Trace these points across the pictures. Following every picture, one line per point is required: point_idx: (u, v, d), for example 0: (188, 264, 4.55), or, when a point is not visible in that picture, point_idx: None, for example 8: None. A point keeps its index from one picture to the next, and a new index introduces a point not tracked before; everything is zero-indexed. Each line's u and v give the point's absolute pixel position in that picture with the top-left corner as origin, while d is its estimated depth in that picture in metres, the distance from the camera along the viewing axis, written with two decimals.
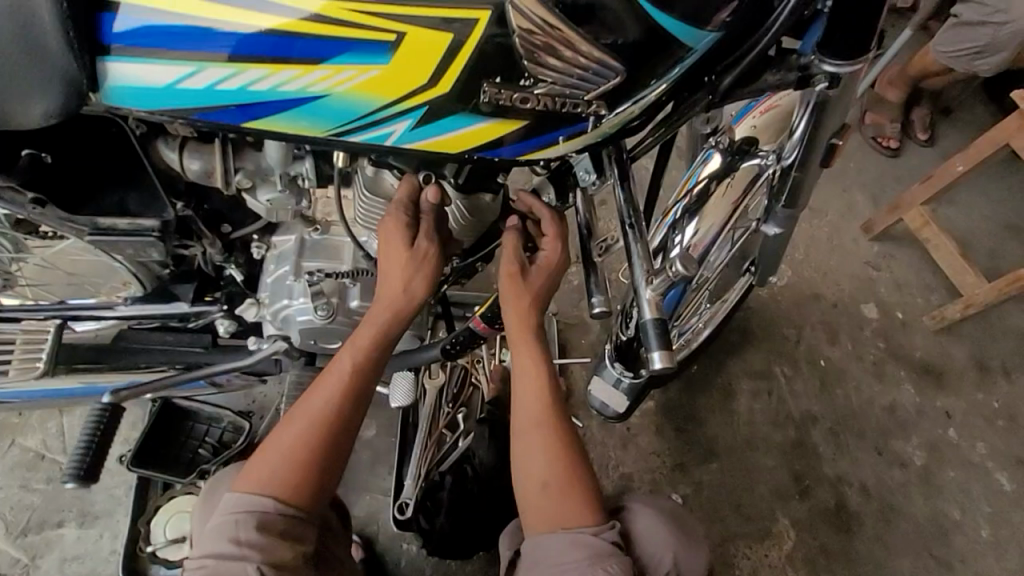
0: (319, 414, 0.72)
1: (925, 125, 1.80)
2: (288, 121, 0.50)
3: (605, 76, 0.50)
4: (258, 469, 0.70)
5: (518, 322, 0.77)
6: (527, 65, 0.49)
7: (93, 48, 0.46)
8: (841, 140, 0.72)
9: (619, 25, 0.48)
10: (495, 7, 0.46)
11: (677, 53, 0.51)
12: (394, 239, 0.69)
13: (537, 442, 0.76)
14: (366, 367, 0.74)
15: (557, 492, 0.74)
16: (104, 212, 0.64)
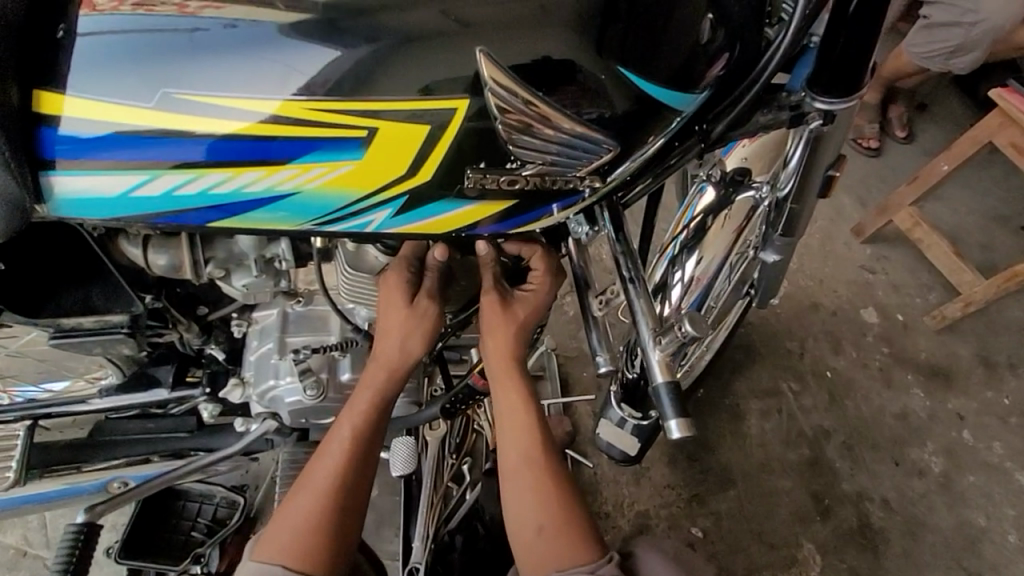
0: (321, 488, 0.67)
1: (903, 123, 1.81)
2: (255, 219, 0.47)
3: (596, 150, 0.50)
4: (265, 539, 0.65)
5: (499, 362, 0.70)
6: (511, 147, 0.47)
7: (34, 162, 0.42)
8: (837, 171, 0.71)
9: (607, 98, 0.48)
10: (473, 96, 0.45)
11: (670, 116, 0.51)
12: (395, 303, 0.65)
13: (527, 483, 0.68)
14: (366, 427, 0.69)
15: (556, 534, 0.65)
16: (66, 313, 0.60)
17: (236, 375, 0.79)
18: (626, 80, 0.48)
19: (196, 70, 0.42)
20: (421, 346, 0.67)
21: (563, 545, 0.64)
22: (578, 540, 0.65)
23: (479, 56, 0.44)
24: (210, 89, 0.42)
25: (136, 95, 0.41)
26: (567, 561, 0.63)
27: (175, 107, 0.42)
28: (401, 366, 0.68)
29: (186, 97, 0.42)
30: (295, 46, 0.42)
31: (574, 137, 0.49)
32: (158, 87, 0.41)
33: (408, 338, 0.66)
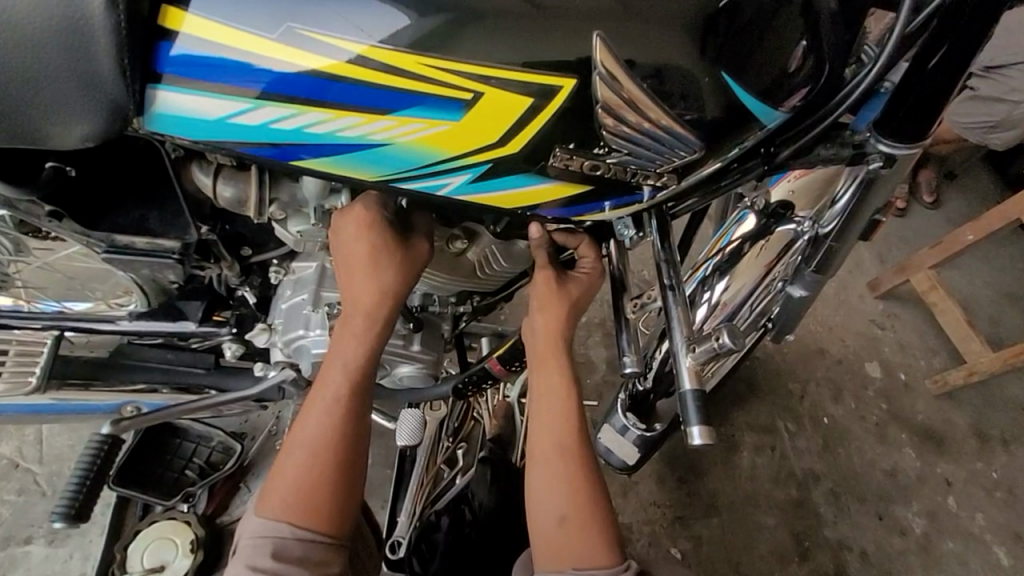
0: (320, 435, 0.65)
1: (931, 188, 1.83)
2: (344, 164, 0.49)
3: (687, 150, 0.51)
4: (273, 492, 0.64)
5: (545, 345, 0.73)
6: (604, 133, 0.49)
7: (145, 75, 0.44)
8: (883, 218, 0.74)
9: (700, 104, 0.49)
10: (581, 75, 0.46)
11: (754, 129, 0.53)
12: (362, 235, 0.61)
13: (554, 473, 0.70)
14: (353, 375, 0.65)
15: (577, 528, 0.68)
16: (122, 229, 0.62)
17: (263, 322, 0.80)
18: (725, 86, 0.49)
19: (318, 8, 0.43)
20: (395, 281, 0.63)
21: (582, 541, 0.67)
22: (597, 541, 0.67)
23: (597, 41, 0.45)
24: (331, 30, 0.43)
25: (260, 24, 0.43)
26: (582, 560, 0.67)
27: (295, 41, 0.43)
28: (375, 307, 0.64)
29: (308, 33, 0.43)
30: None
31: (668, 135, 0.50)
32: (283, 21, 0.43)
33: (379, 273, 0.62)
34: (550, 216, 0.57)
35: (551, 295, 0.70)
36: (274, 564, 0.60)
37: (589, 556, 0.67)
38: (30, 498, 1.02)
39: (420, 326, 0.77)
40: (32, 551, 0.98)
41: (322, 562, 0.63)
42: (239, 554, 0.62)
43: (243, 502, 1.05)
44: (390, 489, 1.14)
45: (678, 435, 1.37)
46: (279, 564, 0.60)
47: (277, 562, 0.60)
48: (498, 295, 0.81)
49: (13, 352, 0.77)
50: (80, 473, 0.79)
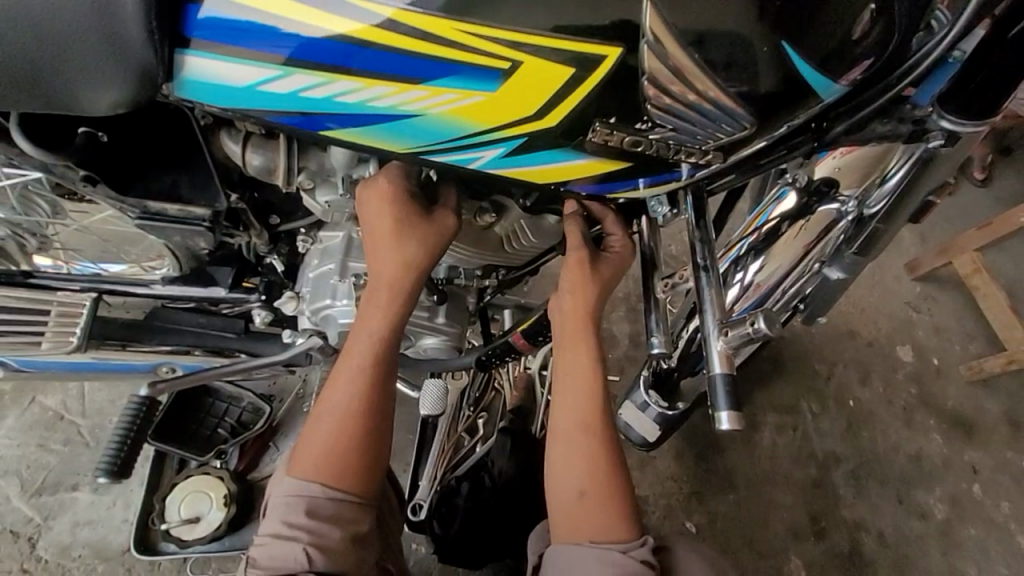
0: (346, 405, 0.66)
1: (983, 164, 1.72)
2: (374, 135, 0.48)
3: (734, 125, 0.48)
4: (303, 456, 0.66)
5: (572, 321, 0.72)
6: (649, 108, 0.46)
7: (172, 39, 0.43)
8: (936, 198, 0.69)
9: (754, 75, 0.46)
10: (627, 44, 0.43)
11: (810, 103, 0.49)
12: (385, 210, 0.59)
13: (578, 448, 0.70)
14: (378, 349, 0.66)
15: (599, 504, 0.69)
16: (152, 195, 0.61)
17: (291, 289, 0.80)
18: (783, 57, 0.46)
19: None
20: (420, 254, 0.62)
21: (602, 516, 0.68)
22: (618, 517, 0.68)
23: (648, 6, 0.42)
24: None
25: None
26: (604, 535, 0.68)
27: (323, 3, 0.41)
28: (400, 283, 0.63)
29: None
30: None
31: (716, 108, 0.47)
32: None
33: (402, 248, 0.61)
34: (583, 192, 0.55)
35: (586, 278, 0.69)
36: (307, 522, 0.63)
37: (609, 532, 0.68)
38: (75, 448, 1.07)
39: (443, 299, 0.77)
40: (78, 497, 1.04)
41: (352, 521, 0.65)
42: (273, 511, 0.64)
43: (273, 460, 1.09)
44: (412, 454, 1.17)
45: (699, 412, 1.36)
46: (313, 522, 0.63)
47: (310, 520, 0.63)
48: (524, 270, 0.79)
49: (55, 311, 0.80)
50: (121, 433, 0.81)
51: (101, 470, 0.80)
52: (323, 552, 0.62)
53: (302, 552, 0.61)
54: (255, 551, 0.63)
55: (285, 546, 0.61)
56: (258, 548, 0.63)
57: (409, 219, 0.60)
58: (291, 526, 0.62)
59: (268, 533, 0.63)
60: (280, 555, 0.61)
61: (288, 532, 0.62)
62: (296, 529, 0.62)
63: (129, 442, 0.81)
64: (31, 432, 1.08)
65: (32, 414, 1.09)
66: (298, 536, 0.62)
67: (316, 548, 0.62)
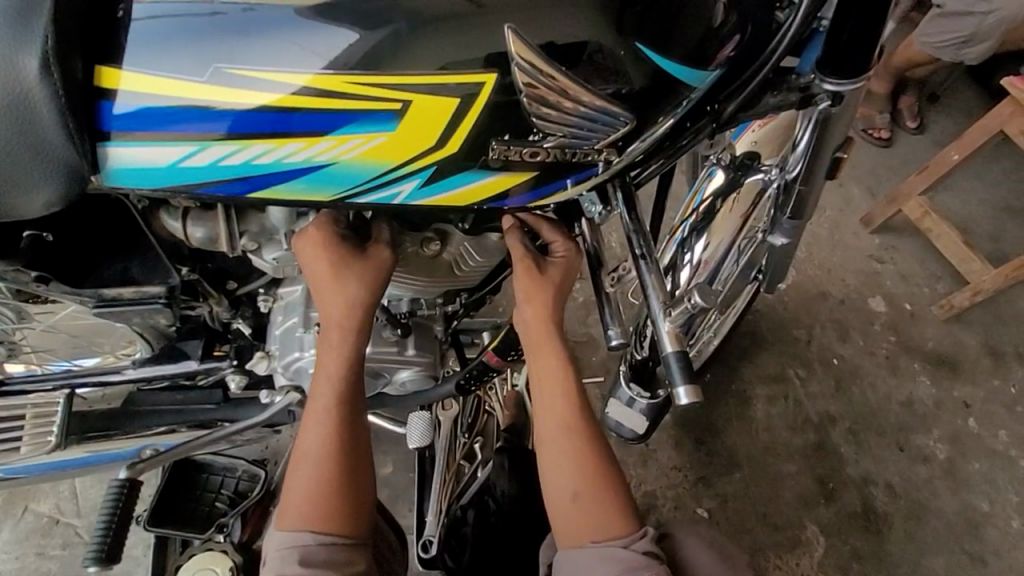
0: (321, 448, 0.67)
1: (914, 114, 1.80)
2: (297, 190, 0.51)
3: (615, 123, 0.52)
4: (289, 505, 0.67)
5: (536, 330, 0.74)
6: (535, 121, 0.50)
7: (93, 134, 0.46)
8: (845, 153, 0.72)
9: (625, 75, 0.50)
10: (500, 69, 0.48)
11: (683, 92, 0.53)
12: (320, 254, 0.62)
13: (563, 452, 0.72)
14: (340, 387, 0.67)
15: (591, 503, 0.70)
16: (107, 283, 0.63)
17: (262, 349, 0.82)
18: (643, 57, 0.50)
19: (243, 46, 0.45)
20: (363, 291, 0.64)
21: (595, 513, 0.69)
22: (610, 511, 0.70)
23: (508, 34, 0.46)
24: (258, 64, 0.45)
25: (190, 69, 0.45)
26: (599, 532, 0.69)
27: (224, 80, 0.45)
28: (350, 321, 0.66)
29: (236, 70, 0.45)
30: (316, 28, 0.45)
31: (596, 112, 0.51)
32: (211, 62, 0.45)
33: (344, 287, 0.64)
34: (507, 207, 0.57)
35: (536, 284, 0.72)
36: (303, 568, 0.63)
37: (603, 527, 0.69)
38: (75, 549, 1.06)
39: (408, 331, 0.79)
40: None
41: (348, 561, 0.65)
42: (269, 566, 0.65)
43: None
44: (414, 492, 1.16)
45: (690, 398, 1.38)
46: (309, 570, 0.63)
47: (306, 569, 0.63)
48: (486, 289, 0.83)
49: (30, 414, 0.80)
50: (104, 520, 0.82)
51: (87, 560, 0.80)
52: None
53: None
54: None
55: None
56: None
57: (345, 258, 0.63)
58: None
59: None
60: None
61: None
62: None
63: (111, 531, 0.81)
64: (28, 542, 1.06)
65: (27, 523, 1.08)
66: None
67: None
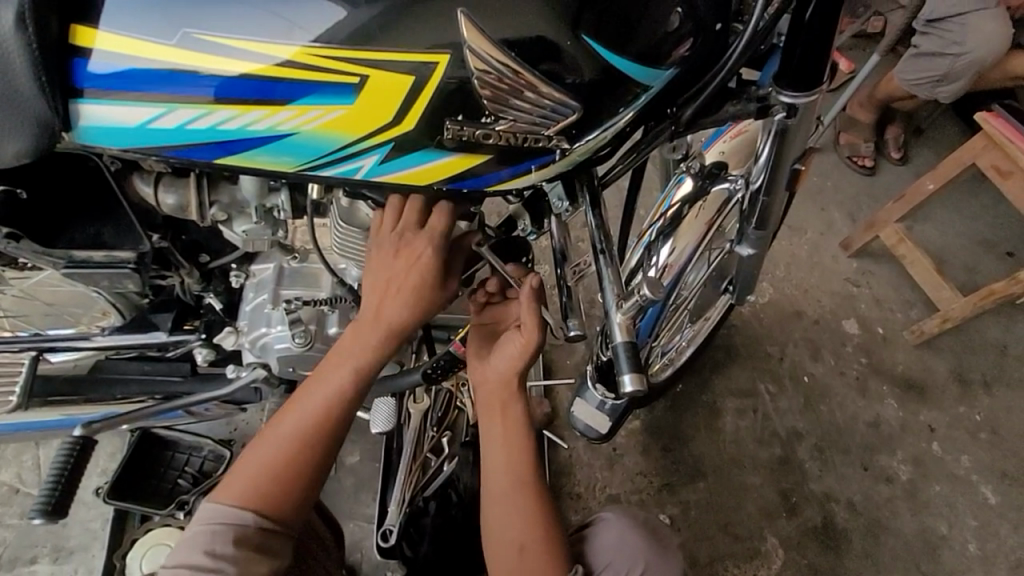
0: (298, 426, 0.69)
1: (897, 145, 1.85)
2: (259, 158, 0.53)
3: (564, 113, 0.55)
4: (236, 479, 0.68)
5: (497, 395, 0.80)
6: (488, 104, 0.53)
7: (65, 91, 0.48)
8: (803, 166, 0.74)
9: (575, 67, 0.53)
10: (453, 51, 0.50)
11: (633, 89, 0.56)
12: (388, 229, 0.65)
13: (517, 505, 0.76)
14: (331, 391, 0.70)
15: (534, 558, 0.73)
16: (78, 244, 0.65)
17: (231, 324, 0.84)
18: (590, 50, 0.52)
19: (209, 13, 0.47)
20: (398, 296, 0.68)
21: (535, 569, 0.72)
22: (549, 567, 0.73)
23: (461, 19, 0.49)
24: (224, 31, 0.47)
25: (157, 32, 0.47)
26: None
27: (192, 45, 0.47)
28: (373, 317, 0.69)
29: (203, 36, 0.47)
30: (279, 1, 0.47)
31: (547, 101, 0.53)
32: (179, 27, 0.47)
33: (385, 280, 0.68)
34: (467, 189, 0.59)
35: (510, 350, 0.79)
36: (233, 548, 0.64)
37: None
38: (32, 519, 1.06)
39: None
40: (38, 570, 1.02)
41: (274, 547, 0.67)
42: (194, 542, 0.65)
43: None
44: (379, 482, 1.17)
45: (661, 406, 1.40)
46: (238, 552, 0.64)
47: (236, 550, 0.64)
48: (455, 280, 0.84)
49: None
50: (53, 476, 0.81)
51: (35, 512, 0.80)
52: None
53: None
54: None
55: None
56: None
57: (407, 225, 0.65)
58: (215, 557, 0.63)
59: (185, 565, 0.63)
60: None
61: (211, 563, 0.63)
62: (219, 560, 0.63)
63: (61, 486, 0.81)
64: None
65: None
66: (221, 567, 0.63)
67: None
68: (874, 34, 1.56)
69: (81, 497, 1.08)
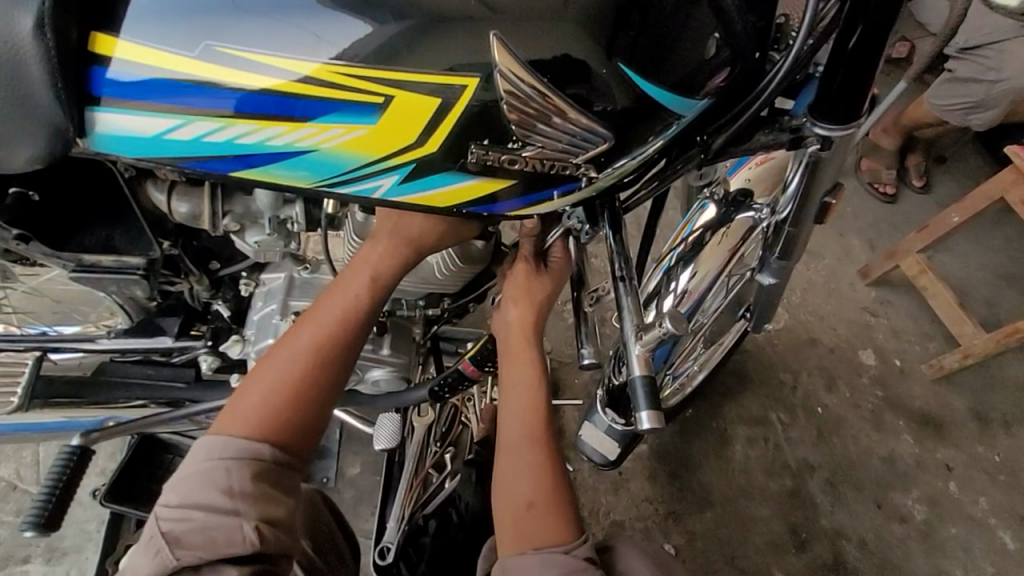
0: (309, 341, 0.65)
1: (920, 173, 1.81)
2: (276, 172, 0.51)
3: (594, 141, 0.53)
4: (243, 398, 0.64)
5: (516, 338, 0.75)
6: (516, 129, 0.51)
7: (82, 98, 0.47)
8: (834, 199, 0.72)
9: (607, 94, 0.51)
10: (483, 73, 0.48)
11: (666, 117, 0.54)
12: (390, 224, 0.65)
13: (525, 459, 0.72)
14: (347, 325, 0.66)
15: (544, 512, 0.70)
16: (88, 249, 0.64)
17: (238, 332, 0.82)
18: (625, 76, 0.51)
19: (233, 26, 0.46)
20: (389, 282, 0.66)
21: (545, 524, 0.69)
22: (558, 520, 0.70)
23: (493, 41, 0.47)
24: (247, 45, 0.46)
25: (179, 43, 0.46)
26: (542, 540, 0.68)
27: (213, 58, 0.46)
28: (388, 249, 0.65)
29: (225, 49, 0.46)
30: (306, 18, 0.46)
31: (577, 127, 0.52)
32: (201, 39, 0.46)
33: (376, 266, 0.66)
34: (486, 213, 0.57)
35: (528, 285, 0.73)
36: (251, 485, 0.60)
37: (547, 534, 0.68)
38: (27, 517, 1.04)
39: (385, 330, 0.84)
40: (30, 570, 1.01)
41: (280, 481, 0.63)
42: (205, 479, 0.60)
43: None
44: (378, 496, 1.14)
45: (669, 430, 1.36)
46: (255, 487, 0.60)
47: (253, 485, 0.60)
48: (468, 297, 0.83)
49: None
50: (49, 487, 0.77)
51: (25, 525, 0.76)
52: (273, 525, 0.61)
53: (249, 525, 0.59)
54: (173, 527, 0.59)
55: (223, 520, 0.58)
56: (181, 520, 0.59)
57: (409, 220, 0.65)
58: (233, 497, 0.59)
59: (199, 504, 0.59)
60: (221, 536, 0.58)
61: (228, 503, 0.59)
62: (237, 500, 0.59)
63: (56, 497, 0.77)
64: None
65: None
66: (241, 508, 0.59)
67: (264, 523, 0.60)
68: (902, 60, 1.54)
69: (78, 497, 1.07)
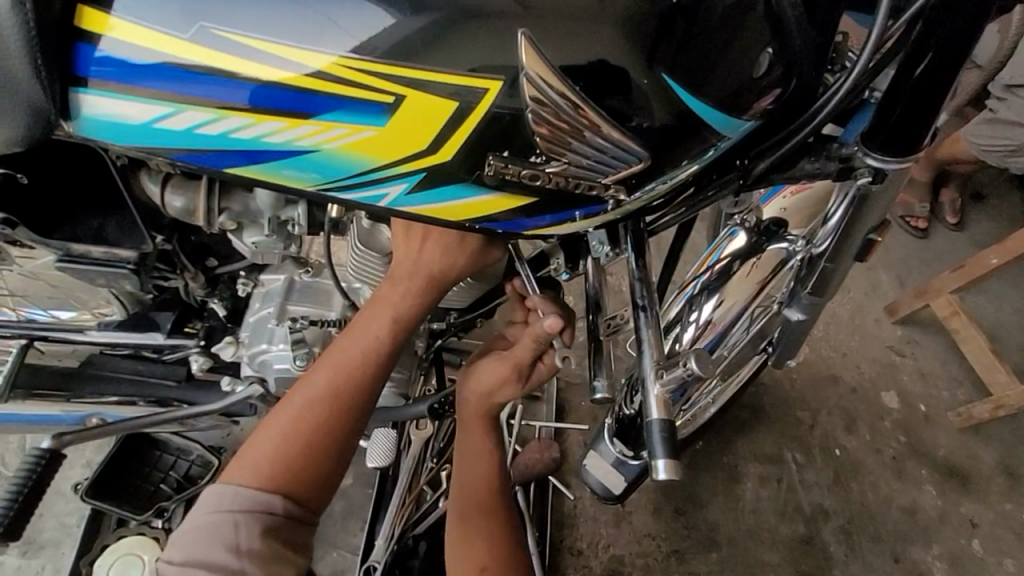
0: (325, 389, 0.61)
1: (955, 210, 1.74)
2: (276, 172, 0.47)
3: (626, 160, 0.48)
4: (253, 449, 0.59)
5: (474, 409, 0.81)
6: (539, 141, 0.46)
7: (66, 77, 0.43)
8: (879, 236, 0.66)
9: (645, 108, 0.46)
10: (506, 77, 0.43)
11: (710, 138, 0.50)
12: (408, 242, 0.60)
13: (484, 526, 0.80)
14: (372, 366, 0.62)
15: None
16: (76, 237, 0.60)
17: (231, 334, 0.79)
18: (668, 89, 0.46)
19: (231, 7, 0.41)
20: (411, 310, 0.61)
21: None
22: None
23: (520, 40, 0.42)
24: (247, 29, 0.42)
25: (172, 23, 0.42)
26: None
27: (210, 41, 0.42)
28: (413, 280, 0.60)
29: (222, 33, 0.42)
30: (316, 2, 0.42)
31: (606, 142, 0.47)
32: (196, 21, 0.42)
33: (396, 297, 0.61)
34: (502, 229, 0.53)
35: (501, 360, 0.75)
36: (262, 542, 0.55)
37: None
38: None
39: None
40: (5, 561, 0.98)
41: (292, 538, 0.58)
42: (212, 535, 0.55)
43: None
44: (369, 511, 1.09)
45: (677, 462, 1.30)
46: (267, 545, 0.55)
47: (265, 542, 0.55)
48: (476, 312, 0.79)
49: None
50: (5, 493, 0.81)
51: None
52: None
53: None
54: None
55: None
56: None
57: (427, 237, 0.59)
58: (240, 556, 0.54)
59: (205, 565, 0.53)
60: None
61: (235, 563, 0.54)
62: (245, 559, 0.54)
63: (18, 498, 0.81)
64: None
65: None
66: (247, 568, 0.54)
67: None
68: None
69: (60, 489, 1.03)
